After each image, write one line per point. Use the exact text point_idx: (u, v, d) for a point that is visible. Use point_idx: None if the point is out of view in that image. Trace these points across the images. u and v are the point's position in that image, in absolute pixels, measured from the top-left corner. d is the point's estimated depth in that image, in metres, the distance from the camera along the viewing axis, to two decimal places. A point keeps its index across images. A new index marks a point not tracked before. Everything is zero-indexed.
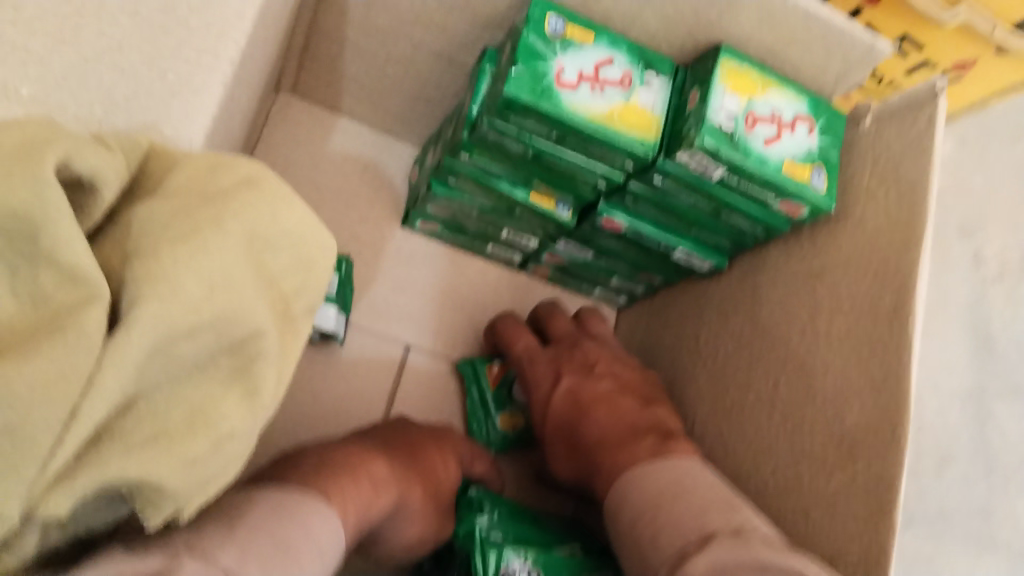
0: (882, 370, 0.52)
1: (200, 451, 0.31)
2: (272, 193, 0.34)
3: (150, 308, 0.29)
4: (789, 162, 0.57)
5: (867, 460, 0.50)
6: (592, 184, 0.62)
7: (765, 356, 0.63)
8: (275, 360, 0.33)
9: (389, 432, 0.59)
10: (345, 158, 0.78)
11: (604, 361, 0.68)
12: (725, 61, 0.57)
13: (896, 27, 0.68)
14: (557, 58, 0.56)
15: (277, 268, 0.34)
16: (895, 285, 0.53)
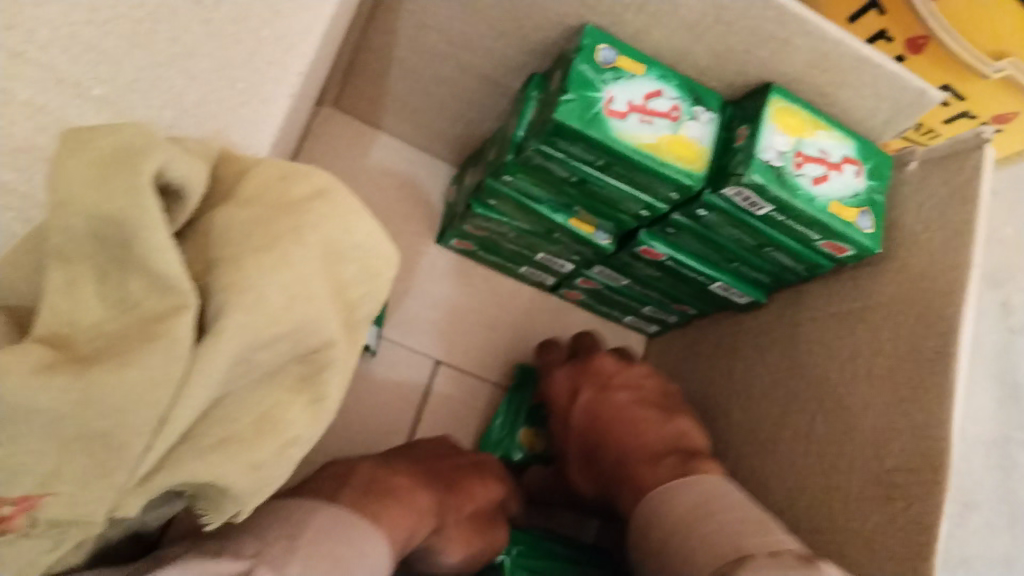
0: (923, 416, 0.51)
1: (265, 455, 0.32)
2: (342, 206, 0.34)
3: (234, 319, 0.29)
4: (835, 203, 0.56)
5: (907, 501, 0.50)
6: (634, 212, 0.62)
7: (802, 394, 0.62)
8: (341, 368, 0.34)
9: (414, 452, 0.60)
10: (383, 173, 0.79)
11: (623, 371, 0.68)
12: (775, 100, 0.57)
13: (940, 79, 0.68)
14: (608, 87, 0.56)
15: (346, 278, 0.34)
16: (939, 330, 0.53)
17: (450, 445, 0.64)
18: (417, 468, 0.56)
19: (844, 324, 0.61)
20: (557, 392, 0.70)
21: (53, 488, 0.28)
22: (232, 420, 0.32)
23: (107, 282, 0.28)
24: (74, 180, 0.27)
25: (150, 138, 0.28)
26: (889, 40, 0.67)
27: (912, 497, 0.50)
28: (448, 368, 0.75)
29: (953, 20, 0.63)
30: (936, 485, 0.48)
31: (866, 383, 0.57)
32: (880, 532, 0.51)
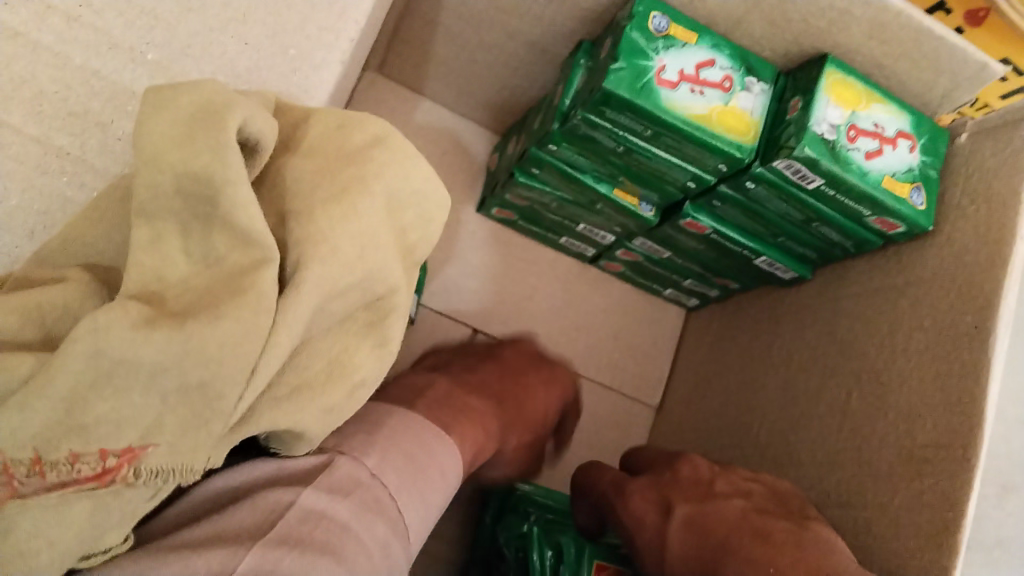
0: (957, 390, 0.49)
1: (337, 399, 0.33)
2: (401, 153, 0.34)
3: (315, 269, 0.30)
4: (888, 177, 0.55)
5: (935, 476, 0.48)
6: (680, 183, 0.61)
7: (836, 370, 0.59)
8: (403, 313, 0.35)
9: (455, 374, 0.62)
10: (426, 140, 0.78)
11: (724, 478, 0.55)
12: (830, 72, 0.56)
13: (1000, 53, 0.66)
14: (659, 56, 0.55)
15: (405, 223, 0.34)
16: (977, 304, 0.51)
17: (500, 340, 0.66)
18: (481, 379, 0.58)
19: (883, 299, 0.58)
20: (641, 522, 0.55)
21: (156, 438, 0.28)
22: (306, 367, 0.33)
23: (190, 235, 0.29)
24: (160, 139, 0.28)
25: (229, 96, 0.30)
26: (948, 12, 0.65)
27: (945, 473, 0.47)
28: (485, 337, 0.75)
29: None
30: (966, 460, 0.47)
31: (903, 357, 0.55)
32: (910, 509, 0.49)
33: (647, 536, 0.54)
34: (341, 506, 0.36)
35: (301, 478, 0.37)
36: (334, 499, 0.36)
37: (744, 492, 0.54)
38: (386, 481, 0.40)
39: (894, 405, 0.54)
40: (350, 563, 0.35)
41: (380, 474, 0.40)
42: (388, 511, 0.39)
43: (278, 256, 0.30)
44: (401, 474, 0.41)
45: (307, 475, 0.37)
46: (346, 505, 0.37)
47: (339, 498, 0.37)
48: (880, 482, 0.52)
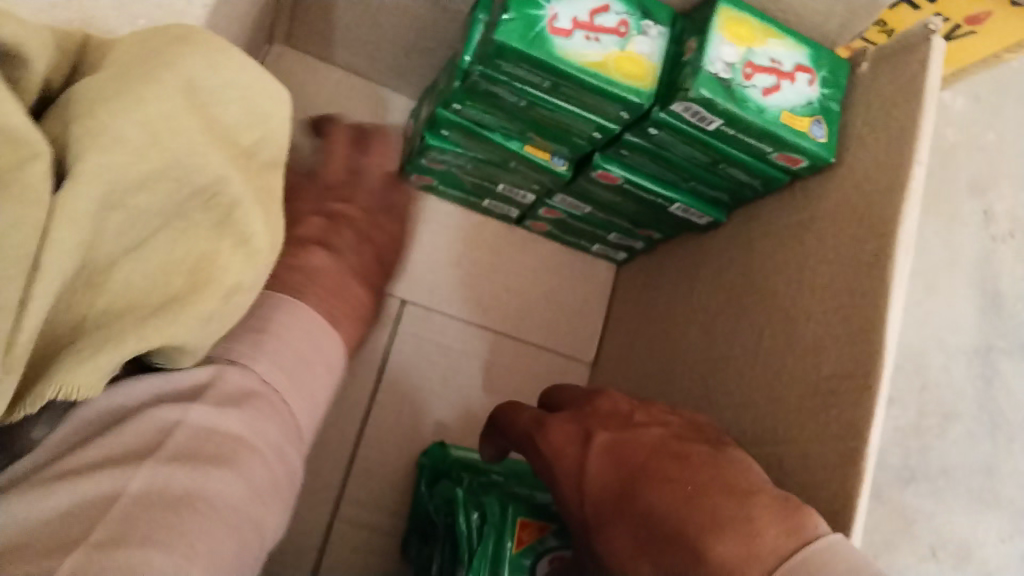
0: (859, 321, 0.50)
1: (210, 305, 0.34)
2: (207, 48, 0.34)
3: (96, 158, 0.29)
4: (787, 112, 0.55)
5: (839, 409, 0.48)
6: (586, 134, 0.60)
7: (752, 310, 0.60)
8: (252, 204, 0.35)
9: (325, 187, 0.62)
10: (340, 111, 0.76)
11: (643, 410, 0.54)
12: (724, 10, 0.55)
13: None
14: (550, 5, 0.55)
15: (226, 118, 0.35)
16: (878, 232, 0.51)
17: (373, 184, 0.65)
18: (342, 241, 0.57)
19: (792, 238, 0.58)
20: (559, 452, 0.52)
21: None
22: (163, 279, 0.33)
23: None
24: None
25: None
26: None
27: (852, 402, 0.48)
28: (413, 307, 0.74)
29: None
30: (869, 387, 0.47)
31: (810, 293, 0.55)
32: (818, 442, 0.49)
33: (563, 465, 0.52)
34: (231, 417, 0.37)
35: (189, 395, 0.37)
36: (223, 411, 0.37)
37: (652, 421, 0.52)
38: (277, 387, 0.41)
39: (806, 340, 0.54)
40: (244, 471, 0.36)
41: (270, 380, 0.41)
42: (279, 413, 0.40)
43: (47, 147, 0.27)
44: (290, 378, 0.42)
45: (193, 390, 0.37)
46: (237, 417, 0.37)
47: (229, 410, 0.37)
48: (793, 417, 0.52)
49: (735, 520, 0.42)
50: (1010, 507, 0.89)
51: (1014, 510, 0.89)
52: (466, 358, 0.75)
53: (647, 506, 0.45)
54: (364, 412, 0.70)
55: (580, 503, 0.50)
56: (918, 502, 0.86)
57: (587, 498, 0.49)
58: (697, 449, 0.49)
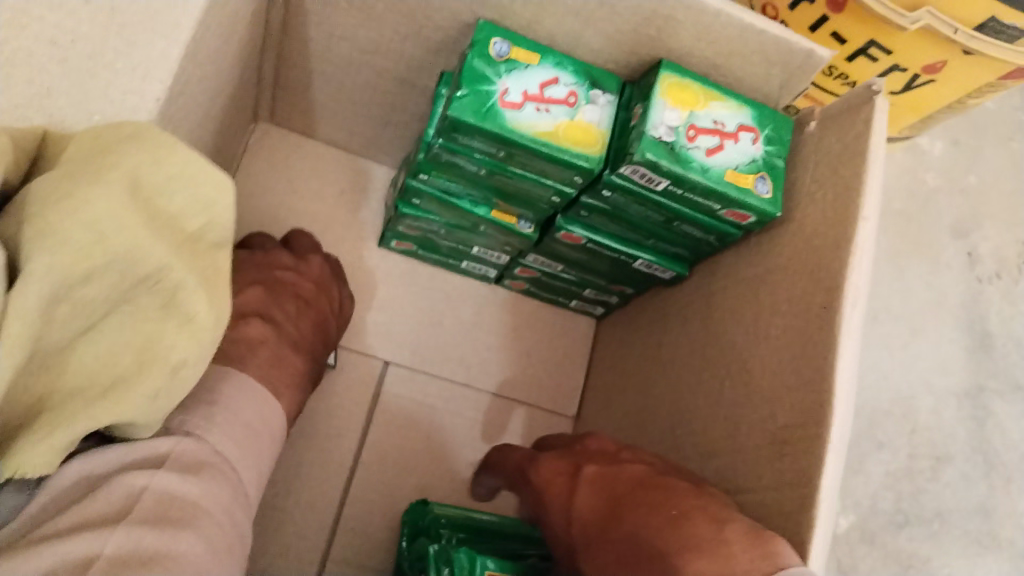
0: (809, 370, 0.51)
1: (158, 382, 0.37)
2: (156, 142, 0.37)
3: (42, 258, 0.31)
4: (731, 171, 0.57)
5: (792, 456, 0.50)
6: (546, 198, 0.63)
7: (713, 362, 0.61)
8: (196, 285, 0.37)
9: (277, 258, 0.68)
10: (323, 183, 0.79)
11: (632, 447, 0.53)
12: (665, 77, 0.58)
13: (865, 34, 0.76)
14: (501, 79, 0.58)
15: (171, 208, 0.37)
16: (825, 284, 0.53)
17: (323, 259, 0.72)
18: (280, 311, 0.62)
19: (750, 291, 0.60)
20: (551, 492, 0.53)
21: None
22: (113, 362, 0.35)
23: None
24: None
25: None
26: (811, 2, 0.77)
27: (804, 453, 0.49)
28: (397, 368, 0.76)
29: None
30: (818, 435, 0.48)
31: (766, 344, 0.56)
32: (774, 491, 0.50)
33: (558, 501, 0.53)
34: (190, 484, 0.40)
35: (152, 463, 0.40)
36: (184, 479, 0.40)
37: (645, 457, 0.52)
38: (226, 454, 0.45)
39: (765, 391, 0.55)
40: (205, 534, 0.38)
41: (221, 448, 0.45)
42: (230, 477, 0.44)
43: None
44: (238, 444, 0.47)
45: (154, 458, 0.40)
46: (195, 483, 0.41)
47: (188, 477, 0.40)
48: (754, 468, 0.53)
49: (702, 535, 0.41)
50: (1011, 550, 0.88)
51: (1016, 553, 0.88)
52: (451, 416, 0.76)
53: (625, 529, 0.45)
54: (349, 472, 0.71)
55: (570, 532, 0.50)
56: (912, 546, 0.85)
57: (574, 528, 0.50)
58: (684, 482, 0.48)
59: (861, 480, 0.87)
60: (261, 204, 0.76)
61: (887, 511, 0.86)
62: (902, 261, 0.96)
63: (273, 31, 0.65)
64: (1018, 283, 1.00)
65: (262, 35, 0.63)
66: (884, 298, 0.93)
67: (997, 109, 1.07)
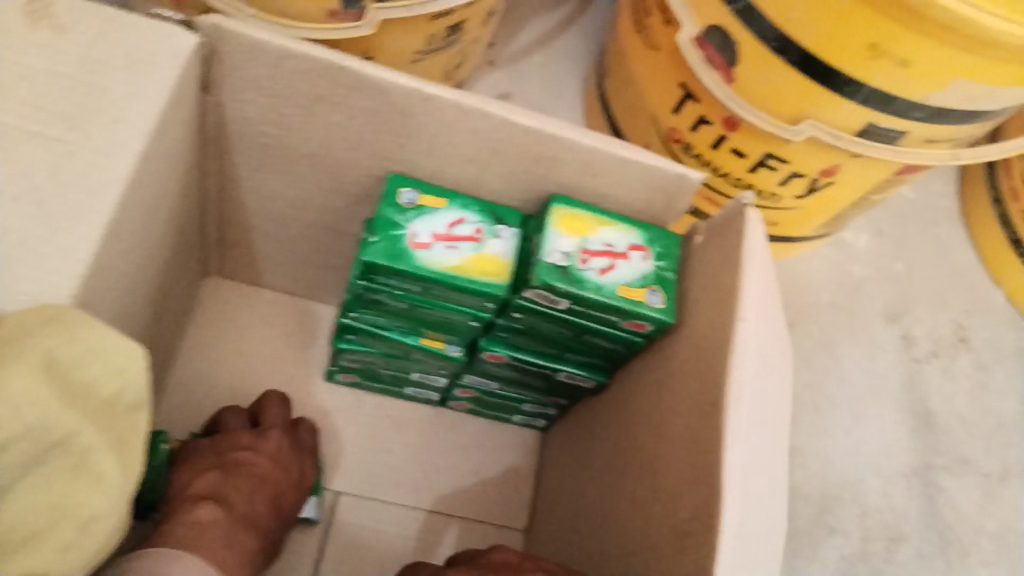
0: (704, 465, 0.55)
1: (69, 537, 0.40)
2: (72, 322, 0.42)
3: None
4: (624, 287, 0.63)
5: (693, 551, 0.53)
6: (465, 324, 0.68)
7: (632, 467, 0.65)
8: (104, 445, 0.42)
9: (236, 439, 0.72)
10: (271, 326, 0.84)
11: (530, 559, 0.59)
12: (556, 209, 0.65)
13: (760, 148, 0.82)
14: (411, 224, 0.64)
15: (88, 377, 0.43)
16: (710, 387, 0.57)
17: (286, 435, 0.75)
18: (233, 495, 0.67)
19: (657, 397, 0.64)
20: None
21: None
22: (27, 518, 0.39)
23: None
24: None
25: None
26: (710, 123, 0.84)
27: (703, 547, 0.52)
28: (348, 496, 0.80)
29: (745, 97, 0.79)
30: (711, 525, 0.52)
31: (669, 448, 0.60)
32: None
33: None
34: None
35: None
36: None
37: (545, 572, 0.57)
38: None
39: (672, 489, 0.58)
40: None
41: None
42: None
43: None
44: None
45: None
46: None
47: None
48: (667, 566, 0.56)
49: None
50: None
51: None
52: (404, 539, 0.79)
53: None
54: None
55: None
56: None
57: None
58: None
59: (818, 567, 0.85)
60: (213, 352, 0.82)
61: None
62: (837, 349, 0.99)
63: (209, 197, 0.71)
64: (956, 360, 1.03)
65: (198, 202, 0.70)
66: (821, 385, 0.96)
67: (918, 198, 1.13)
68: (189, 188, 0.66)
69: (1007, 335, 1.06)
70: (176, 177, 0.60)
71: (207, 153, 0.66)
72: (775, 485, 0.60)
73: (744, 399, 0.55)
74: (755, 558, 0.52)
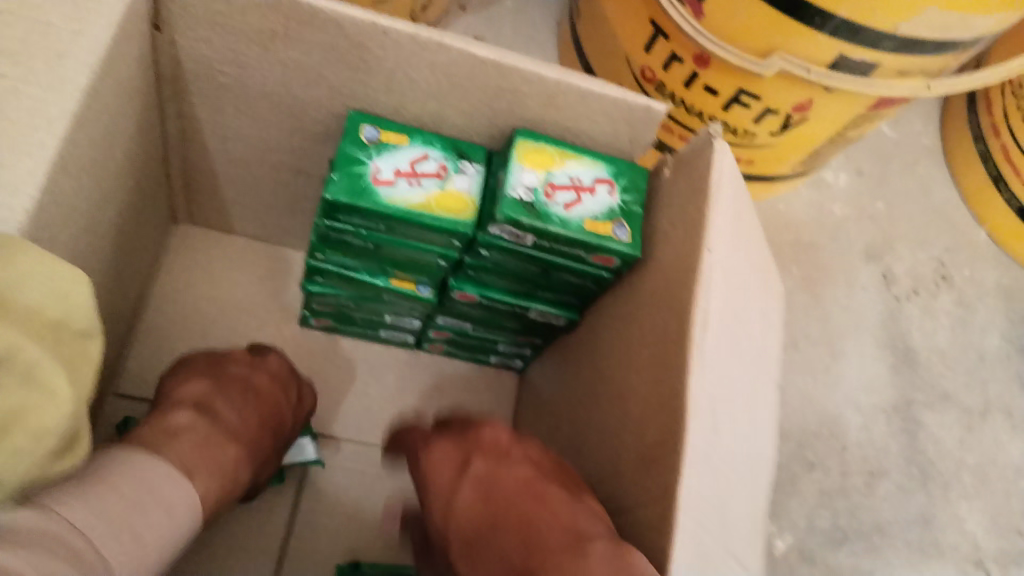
0: (669, 390, 0.54)
1: (19, 450, 0.40)
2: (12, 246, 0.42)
3: None
4: (589, 220, 0.62)
5: (657, 475, 0.52)
6: (434, 263, 0.68)
7: (605, 398, 0.65)
8: (50, 364, 0.42)
9: (230, 354, 0.69)
10: (243, 273, 0.84)
11: (518, 441, 0.57)
12: (521, 143, 0.64)
13: (734, 83, 0.81)
14: (373, 161, 0.63)
15: (32, 300, 0.42)
16: (677, 313, 0.57)
17: (283, 358, 0.72)
18: (225, 403, 0.62)
19: (626, 328, 0.64)
20: (435, 491, 0.55)
21: None
22: None
23: None
24: None
25: None
26: (681, 61, 0.83)
27: (665, 469, 0.51)
28: (324, 439, 0.79)
29: (715, 29, 0.78)
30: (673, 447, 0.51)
31: (638, 375, 0.60)
32: (646, 507, 0.53)
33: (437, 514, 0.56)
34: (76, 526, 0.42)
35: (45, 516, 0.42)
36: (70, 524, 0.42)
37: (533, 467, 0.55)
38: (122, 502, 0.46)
39: (639, 416, 0.58)
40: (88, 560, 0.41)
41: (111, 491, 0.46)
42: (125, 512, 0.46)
43: None
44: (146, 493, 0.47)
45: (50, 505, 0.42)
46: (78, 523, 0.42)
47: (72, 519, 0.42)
48: (634, 490, 0.55)
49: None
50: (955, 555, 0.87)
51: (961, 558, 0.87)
52: (381, 480, 0.79)
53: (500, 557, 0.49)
54: (283, 542, 0.74)
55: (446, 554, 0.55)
56: (856, 562, 0.84)
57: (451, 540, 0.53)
58: (554, 506, 0.51)
59: (796, 502, 0.85)
60: (186, 298, 0.81)
61: (827, 531, 0.84)
62: (818, 288, 0.98)
63: (171, 138, 0.71)
64: (937, 297, 1.02)
65: (159, 143, 0.69)
66: (803, 324, 0.95)
67: (899, 137, 1.12)
68: (146, 125, 0.65)
69: (989, 271, 1.05)
70: (129, 111, 0.60)
71: (164, 90, 0.65)
72: (755, 422, 0.59)
73: (709, 330, 0.54)
74: (722, 488, 0.52)
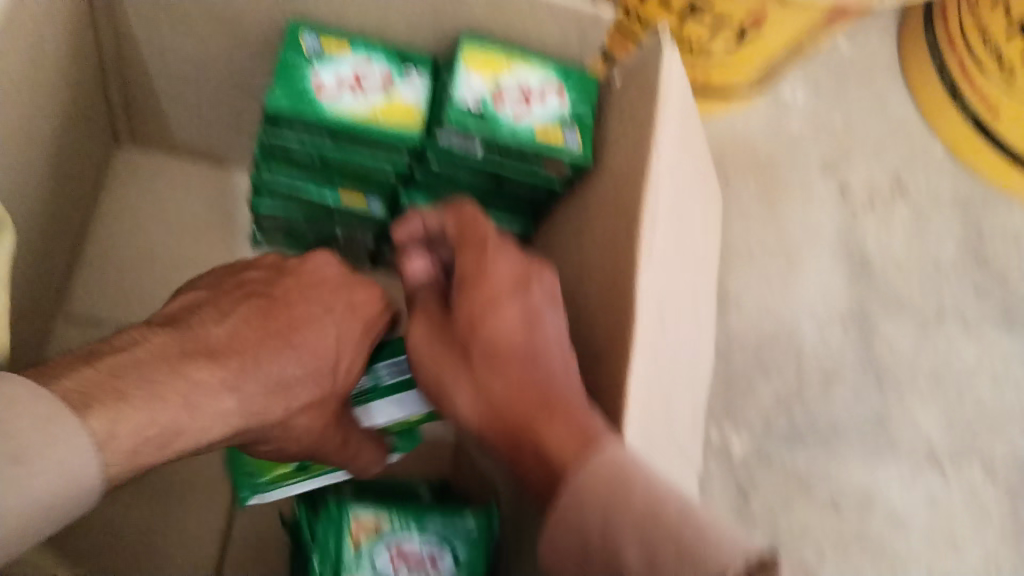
0: (617, 283, 0.55)
1: None
2: None
3: None
4: (538, 127, 0.62)
5: (608, 364, 0.53)
6: (385, 179, 0.67)
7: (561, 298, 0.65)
8: None
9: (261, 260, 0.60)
10: (195, 196, 0.83)
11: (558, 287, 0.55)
12: (467, 50, 0.63)
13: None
14: (316, 71, 0.62)
15: None
16: (624, 209, 0.57)
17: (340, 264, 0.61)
18: (214, 312, 0.53)
19: (578, 230, 0.64)
20: (468, 289, 0.51)
21: None
22: None
23: None
24: None
25: None
26: None
27: (615, 358, 0.52)
28: None
29: None
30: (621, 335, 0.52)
31: (589, 274, 0.60)
32: (599, 394, 0.53)
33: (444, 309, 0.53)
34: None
35: None
36: None
37: (558, 293, 0.54)
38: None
39: (591, 311, 0.59)
40: None
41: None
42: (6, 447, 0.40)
43: None
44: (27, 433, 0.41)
45: None
46: None
47: None
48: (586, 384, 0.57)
49: (614, 513, 0.43)
50: (910, 453, 0.88)
51: (915, 455, 0.89)
52: None
53: (516, 388, 0.49)
54: None
55: (420, 351, 0.52)
56: (810, 463, 0.86)
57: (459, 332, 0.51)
58: (561, 347, 0.51)
59: (751, 405, 0.87)
60: (128, 217, 0.81)
61: (782, 432, 0.87)
62: (776, 202, 0.99)
63: (106, 54, 0.69)
64: (893, 209, 1.02)
65: (94, 59, 0.68)
66: (762, 237, 0.96)
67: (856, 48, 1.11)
68: (78, 40, 0.63)
69: (944, 182, 1.06)
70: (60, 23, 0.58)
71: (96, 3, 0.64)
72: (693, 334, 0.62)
73: (665, 229, 0.55)
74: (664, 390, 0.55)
